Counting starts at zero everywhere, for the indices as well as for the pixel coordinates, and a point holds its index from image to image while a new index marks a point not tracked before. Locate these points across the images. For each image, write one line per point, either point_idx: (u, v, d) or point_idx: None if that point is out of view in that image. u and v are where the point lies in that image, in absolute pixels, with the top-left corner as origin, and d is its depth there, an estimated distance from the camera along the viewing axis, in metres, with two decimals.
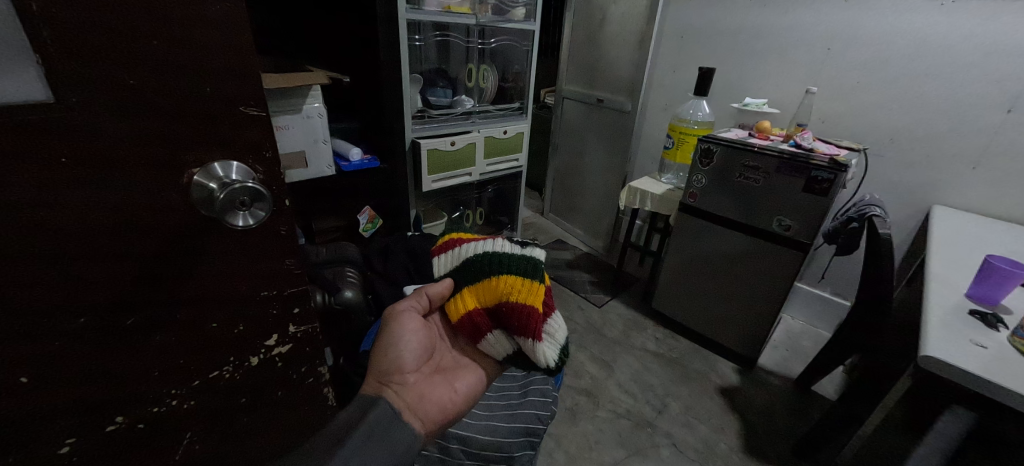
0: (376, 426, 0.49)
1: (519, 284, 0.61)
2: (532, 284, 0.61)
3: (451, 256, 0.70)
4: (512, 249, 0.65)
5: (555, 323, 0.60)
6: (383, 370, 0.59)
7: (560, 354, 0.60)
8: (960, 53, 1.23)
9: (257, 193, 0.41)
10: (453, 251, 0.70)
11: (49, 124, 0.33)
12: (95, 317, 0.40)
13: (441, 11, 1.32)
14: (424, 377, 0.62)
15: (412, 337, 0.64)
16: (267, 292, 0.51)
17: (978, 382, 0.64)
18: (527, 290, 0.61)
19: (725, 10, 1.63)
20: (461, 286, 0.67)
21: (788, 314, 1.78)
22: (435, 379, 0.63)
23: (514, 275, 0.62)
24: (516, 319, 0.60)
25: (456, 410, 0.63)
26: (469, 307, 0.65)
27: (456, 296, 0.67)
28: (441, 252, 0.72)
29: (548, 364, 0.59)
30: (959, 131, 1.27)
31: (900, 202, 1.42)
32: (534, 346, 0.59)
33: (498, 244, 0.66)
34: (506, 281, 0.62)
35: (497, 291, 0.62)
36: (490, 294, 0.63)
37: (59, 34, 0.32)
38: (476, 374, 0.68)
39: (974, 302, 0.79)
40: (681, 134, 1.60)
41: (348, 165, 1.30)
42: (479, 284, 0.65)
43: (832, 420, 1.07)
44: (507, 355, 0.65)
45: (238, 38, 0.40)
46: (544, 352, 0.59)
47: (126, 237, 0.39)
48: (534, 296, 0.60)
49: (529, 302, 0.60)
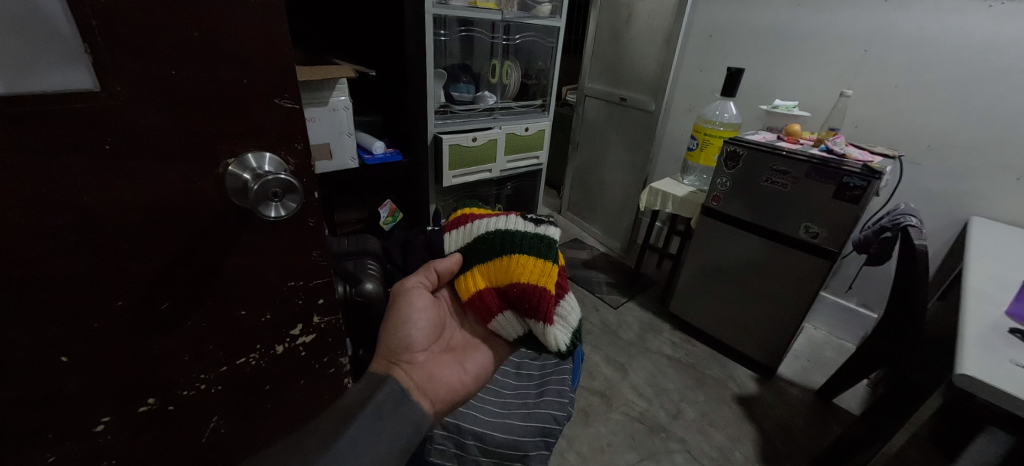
0: (386, 402, 0.48)
1: (531, 265, 0.60)
2: (546, 265, 0.60)
3: (463, 232, 0.69)
4: (526, 226, 0.63)
5: (568, 305, 0.60)
6: (393, 348, 0.60)
7: (572, 337, 0.60)
8: (1006, 58, 1.17)
9: (290, 185, 0.42)
10: (465, 227, 0.69)
11: (96, 110, 0.34)
12: (133, 300, 0.41)
13: (467, 6, 1.32)
14: (433, 356, 0.63)
15: (421, 315, 0.65)
16: (294, 283, 0.51)
17: (1017, 403, 0.61)
18: (540, 273, 0.59)
19: (755, 9, 1.59)
20: (471, 264, 0.66)
21: (810, 324, 1.74)
22: (444, 359, 0.64)
23: (526, 255, 0.61)
24: (527, 300, 0.60)
25: (465, 390, 0.64)
26: (479, 285, 0.65)
27: (465, 275, 0.66)
28: (453, 228, 0.71)
29: (559, 348, 0.59)
30: (1004, 140, 1.21)
31: (935, 212, 1.36)
32: (544, 329, 0.59)
33: (511, 221, 0.64)
34: (518, 262, 0.60)
35: (509, 271, 0.61)
36: (500, 274, 0.62)
37: (105, 21, 0.33)
38: (483, 354, 0.70)
39: (1014, 321, 0.75)
40: (706, 136, 1.56)
41: (372, 159, 1.32)
42: (489, 263, 0.64)
43: (854, 435, 1.03)
44: (518, 336, 0.65)
45: (273, 29, 0.40)
46: (555, 336, 0.58)
47: (159, 223, 0.40)
48: (547, 278, 0.59)
49: (541, 284, 0.59)
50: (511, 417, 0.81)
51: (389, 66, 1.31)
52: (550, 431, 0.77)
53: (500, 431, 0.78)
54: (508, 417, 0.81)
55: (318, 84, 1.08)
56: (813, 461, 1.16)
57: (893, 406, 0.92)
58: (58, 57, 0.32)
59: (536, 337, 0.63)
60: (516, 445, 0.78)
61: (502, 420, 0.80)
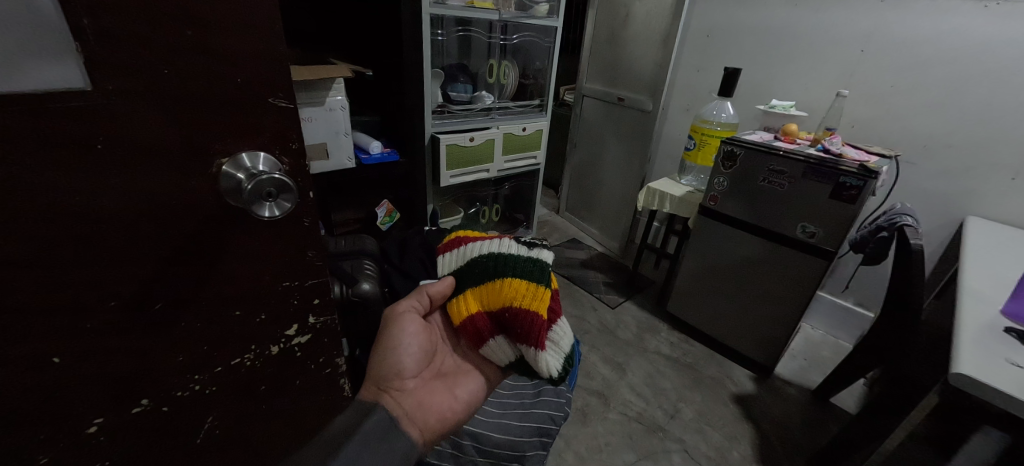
0: (372, 434, 0.48)
1: (524, 288, 0.60)
2: (538, 289, 0.60)
3: (457, 255, 0.69)
4: (519, 250, 0.64)
5: (560, 331, 0.61)
6: (383, 375, 0.60)
7: (563, 364, 0.61)
8: (1001, 58, 1.17)
9: (284, 184, 0.42)
10: (459, 250, 0.69)
11: (88, 109, 0.34)
12: (125, 301, 0.41)
13: (464, 6, 1.31)
14: (424, 383, 0.63)
15: (411, 341, 0.64)
16: (289, 283, 0.51)
17: (1013, 403, 0.61)
18: (532, 296, 0.59)
19: (752, 9, 1.59)
20: (465, 286, 0.66)
21: (807, 323, 1.74)
22: (435, 385, 0.64)
23: (520, 279, 0.60)
24: (519, 325, 0.59)
25: (457, 418, 0.63)
26: (471, 309, 0.64)
27: (459, 297, 0.66)
28: (446, 250, 0.71)
29: (551, 374, 0.60)
30: (1000, 140, 1.21)
31: (932, 212, 1.37)
32: (537, 355, 0.59)
33: (504, 245, 0.65)
34: (511, 285, 0.60)
35: (502, 294, 0.61)
36: (494, 298, 0.62)
37: (96, 20, 0.33)
38: (475, 381, 0.69)
39: (1009, 320, 0.76)
40: (704, 135, 1.56)
41: (369, 159, 1.31)
42: (483, 287, 0.64)
43: (851, 435, 1.03)
44: (509, 362, 0.65)
45: (266, 29, 0.40)
46: (547, 362, 0.59)
47: (151, 223, 0.39)
48: (539, 302, 0.59)
49: (533, 308, 0.58)
50: (507, 418, 0.79)
51: (386, 66, 1.31)
52: (546, 431, 0.77)
53: (496, 432, 0.78)
54: (504, 417, 0.79)
55: (315, 83, 1.08)
56: (810, 460, 1.16)
57: (889, 405, 0.93)
58: (48, 54, 0.32)
59: (528, 363, 0.63)
60: (513, 445, 0.78)
61: (498, 420, 0.79)
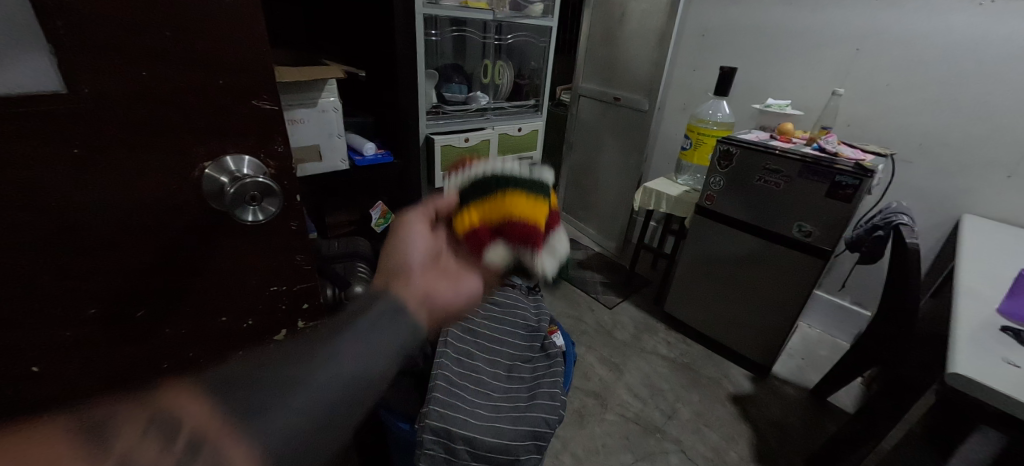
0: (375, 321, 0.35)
1: (525, 202, 0.55)
2: (536, 200, 0.56)
3: (458, 174, 0.58)
4: (519, 168, 0.59)
5: (555, 238, 0.59)
6: (388, 270, 0.41)
7: (558, 270, 0.58)
8: (996, 55, 1.17)
9: (268, 187, 0.42)
10: (461, 170, 0.58)
11: (64, 115, 0.33)
12: (106, 308, 0.40)
13: (458, 6, 1.31)
14: (433, 268, 0.42)
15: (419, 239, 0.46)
16: (276, 288, 0.50)
17: (1011, 404, 0.60)
18: (532, 205, 0.55)
19: (747, 8, 1.59)
20: (464, 200, 0.53)
21: (804, 322, 1.74)
22: (444, 270, 0.42)
23: (519, 192, 0.55)
24: (522, 231, 0.53)
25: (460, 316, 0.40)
26: (473, 221, 0.50)
27: (459, 208, 0.52)
28: (450, 170, 0.60)
29: (546, 278, 0.56)
30: (996, 137, 1.21)
31: (927, 211, 1.37)
32: (534, 258, 0.53)
33: (501, 164, 0.59)
34: (512, 197, 0.54)
35: (504, 207, 0.53)
36: (495, 209, 0.53)
37: (71, 21, 0.32)
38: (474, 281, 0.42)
39: (1006, 319, 0.75)
40: (700, 135, 1.56)
41: (362, 161, 1.29)
42: (485, 200, 0.53)
43: (849, 434, 1.03)
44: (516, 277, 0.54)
45: (248, 31, 0.39)
46: (544, 264, 0.55)
47: (132, 229, 0.39)
48: (537, 212, 0.55)
49: (532, 216, 0.54)
50: (502, 421, 0.79)
51: (380, 67, 1.30)
52: (540, 434, 0.78)
53: (490, 435, 0.76)
54: (498, 421, 0.79)
55: (307, 85, 1.07)
56: (808, 460, 1.16)
57: (886, 405, 0.92)
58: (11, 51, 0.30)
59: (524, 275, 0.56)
60: (507, 449, 0.76)
61: (492, 424, 0.78)
